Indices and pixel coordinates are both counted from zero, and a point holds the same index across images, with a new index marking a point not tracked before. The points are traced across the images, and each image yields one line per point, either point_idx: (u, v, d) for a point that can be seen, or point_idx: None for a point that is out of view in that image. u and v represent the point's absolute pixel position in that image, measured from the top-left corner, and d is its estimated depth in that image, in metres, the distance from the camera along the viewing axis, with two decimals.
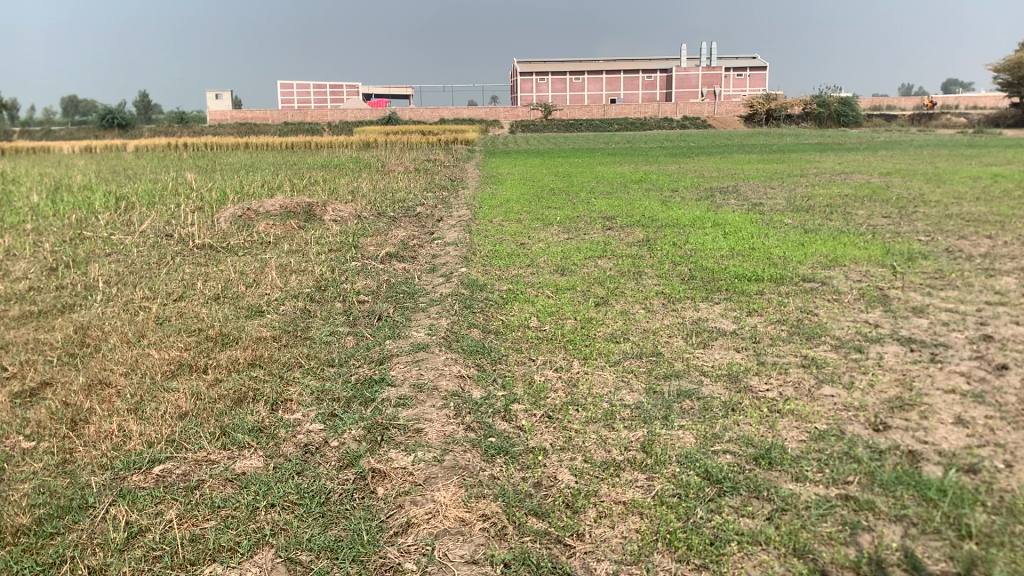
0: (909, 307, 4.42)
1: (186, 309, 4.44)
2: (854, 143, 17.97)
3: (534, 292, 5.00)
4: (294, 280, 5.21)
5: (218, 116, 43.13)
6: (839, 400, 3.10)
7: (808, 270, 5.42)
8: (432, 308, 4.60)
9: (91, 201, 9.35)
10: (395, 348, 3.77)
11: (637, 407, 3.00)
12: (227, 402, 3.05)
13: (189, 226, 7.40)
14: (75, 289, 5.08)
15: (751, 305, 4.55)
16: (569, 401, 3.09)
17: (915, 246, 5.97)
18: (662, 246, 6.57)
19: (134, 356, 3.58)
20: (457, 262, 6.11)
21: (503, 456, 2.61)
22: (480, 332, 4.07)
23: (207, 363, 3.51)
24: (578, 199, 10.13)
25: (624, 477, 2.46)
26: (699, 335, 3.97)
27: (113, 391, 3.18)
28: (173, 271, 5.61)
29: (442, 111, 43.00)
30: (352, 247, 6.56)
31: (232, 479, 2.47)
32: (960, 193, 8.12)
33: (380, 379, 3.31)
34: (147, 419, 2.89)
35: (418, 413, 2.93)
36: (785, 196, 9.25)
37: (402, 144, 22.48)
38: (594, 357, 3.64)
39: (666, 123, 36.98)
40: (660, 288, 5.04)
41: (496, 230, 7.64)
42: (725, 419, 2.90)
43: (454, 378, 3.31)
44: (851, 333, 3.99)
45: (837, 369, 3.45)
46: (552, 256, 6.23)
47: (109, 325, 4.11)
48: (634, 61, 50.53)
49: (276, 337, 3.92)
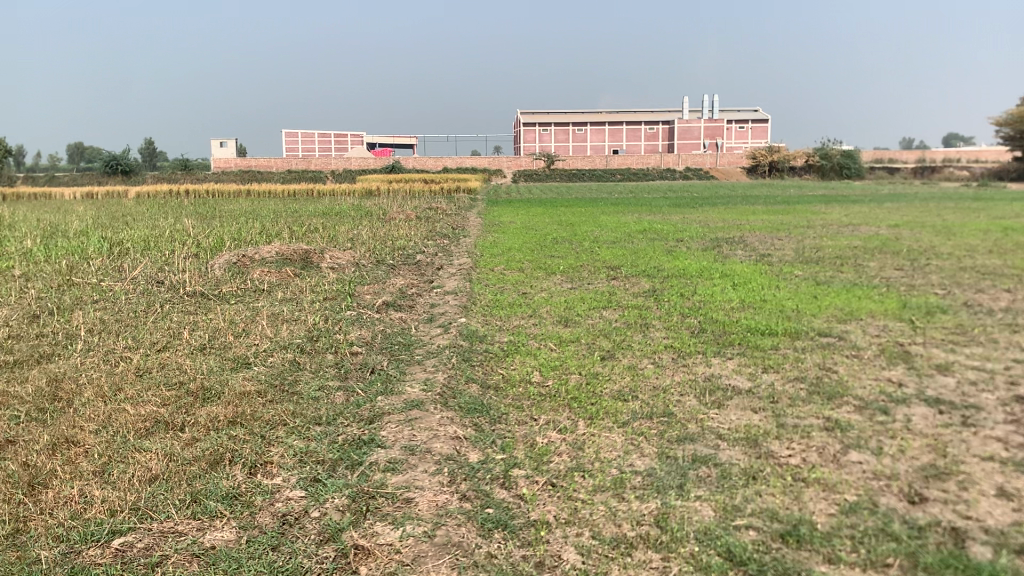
0: (932, 365, 4.17)
1: (168, 361, 4.21)
2: (861, 194, 17.82)
3: (537, 345, 4.77)
4: (285, 330, 4.98)
5: (223, 162, 43.29)
6: (868, 467, 2.84)
7: (822, 324, 5.20)
8: (430, 361, 4.37)
9: (85, 247, 9.20)
10: (387, 405, 3.52)
11: (649, 474, 2.76)
12: (201, 465, 2.80)
13: (181, 273, 7.20)
14: (56, 337, 4.87)
15: (765, 361, 4.31)
16: (574, 466, 2.84)
17: (933, 300, 5.75)
18: (669, 297, 6.37)
19: (107, 412, 3.34)
20: (456, 311, 5.90)
21: (502, 531, 2.35)
22: (479, 388, 3.83)
23: (185, 421, 3.27)
24: (581, 248, 9.95)
25: (636, 557, 2.21)
26: (713, 394, 3.72)
27: (79, 451, 2.93)
28: (160, 319, 5.39)
29: (445, 160, 43.27)
30: (348, 296, 6.36)
31: (198, 554, 2.21)
32: (972, 245, 7.94)
33: (369, 441, 3.05)
34: (112, 483, 2.64)
35: (408, 480, 2.67)
36: (792, 247, 9.07)
37: (405, 193, 22.48)
38: (601, 417, 3.39)
39: (668, 175, 37.09)
40: (669, 341, 4.81)
41: (498, 279, 7.42)
42: (746, 488, 2.65)
43: (449, 440, 3.05)
44: (874, 393, 3.74)
45: (862, 433, 3.19)
46: (556, 306, 6.02)
47: (85, 377, 3.87)
48: (637, 116, 51.00)
49: (262, 392, 3.68)
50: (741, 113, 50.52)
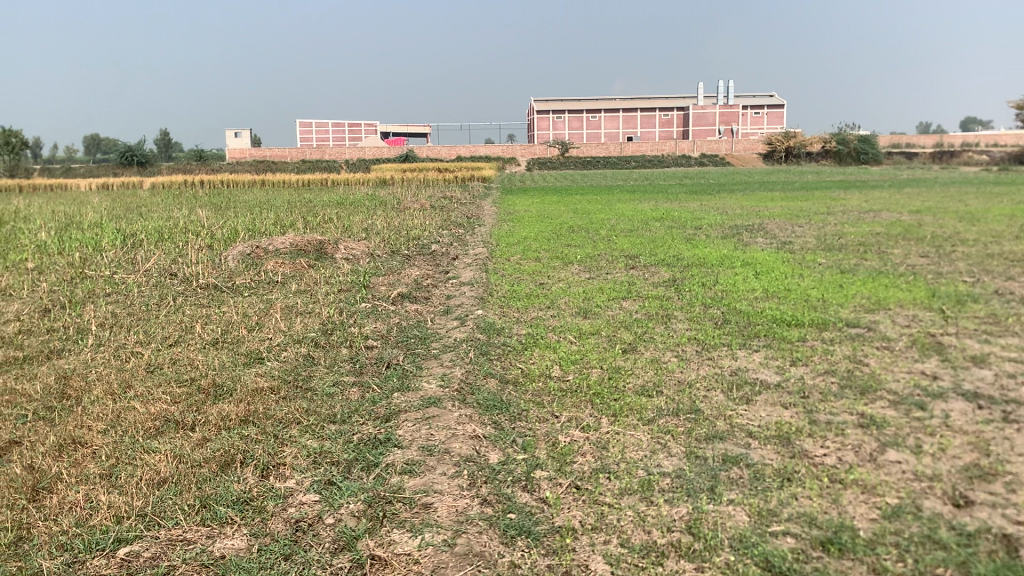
0: (968, 356, 4.01)
1: (179, 356, 4.11)
2: (880, 180, 17.52)
3: (556, 338, 4.64)
4: (298, 324, 4.87)
5: (237, 153, 43.32)
6: (908, 468, 2.70)
7: (850, 314, 5.04)
8: (446, 355, 4.25)
9: (99, 238, 9.15)
10: (404, 402, 3.40)
11: (678, 476, 2.63)
12: (211, 467, 2.70)
13: (194, 265, 7.12)
14: (67, 332, 4.78)
15: (793, 354, 4.16)
16: (599, 467, 2.72)
17: (962, 289, 5.57)
18: (690, 286, 6.23)
19: (116, 411, 3.25)
20: (473, 302, 5.79)
21: (525, 539, 2.24)
22: (498, 383, 3.72)
23: (195, 419, 3.17)
24: (598, 236, 9.80)
25: (669, 568, 2.08)
26: (740, 389, 3.58)
27: (86, 452, 2.84)
28: (172, 313, 5.30)
29: (459, 149, 43.12)
30: (363, 287, 6.25)
31: (208, 565, 2.11)
32: (999, 232, 7.74)
33: (385, 440, 2.94)
34: (119, 487, 2.55)
35: (426, 483, 2.56)
36: (813, 234, 8.89)
37: (418, 182, 22.37)
38: (625, 414, 3.26)
39: (684, 162, 36.76)
40: (692, 333, 4.67)
41: (514, 270, 7.30)
42: (781, 491, 2.52)
43: (468, 439, 2.93)
44: (909, 386, 3.59)
45: (899, 430, 3.05)
46: (574, 297, 5.89)
47: (94, 373, 3.79)
48: (652, 103, 50.62)
49: (275, 389, 3.57)
50: (757, 99, 50.04)
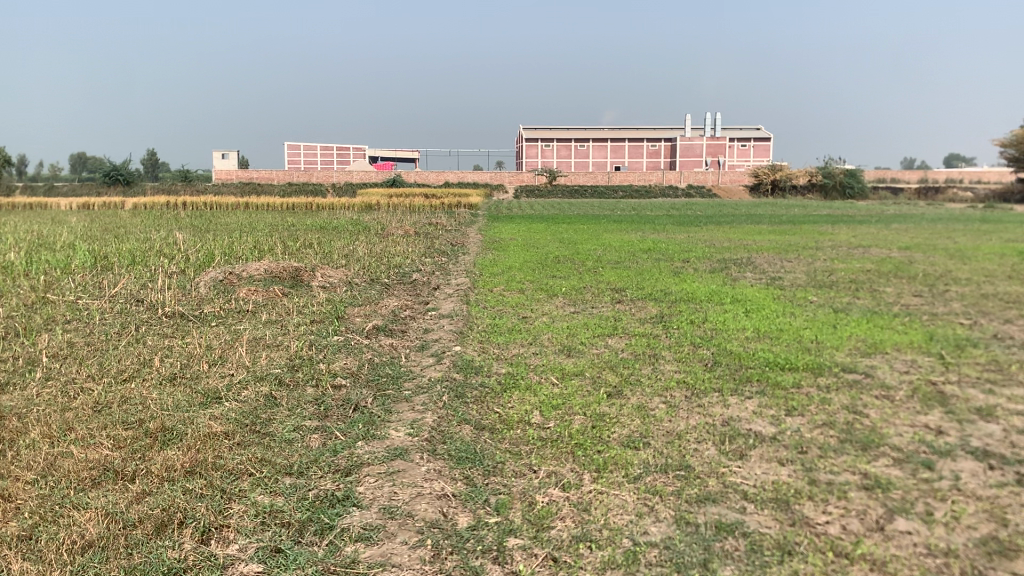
0: (973, 408, 3.76)
1: (131, 394, 3.81)
2: (869, 214, 17.42)
3: (537, 378, 4.37)
4: (263, 358, 4.58)
5: (223, 175, 43.04)
6: (919, 540, 2.44)
7: (845, 358, 4.81)
8: (419, 397, 3.96)
9: (68, 260, 8.83)
10: (367, 453, 3.11)
11: (667, 547, 2.36)
12: (145, 528, 2.42)
13: (163, 291, 6.82)
14: (16, 363, 4.48)
15: (788, 402, 3.90)
16: (580, 535, 2.45)
17: (960, 331, 5.36)
18: (678, 323, 6.00)
19: (50, 458, 2.96)
20: (451, 337, 5.52)
21: None
22: (471, 431, 3.45)
23: (137, 469, 2.88)
24: (584, 267, 9.59)
25: None
26: (733, 442, 3.32)
27: (9, 508, 2.55)
28: (132, 344, 5.00)
29: (446, 174, 42.96)
30: (336, 319, 5.97)
31: None
32: (991, 270, 7.57)
33: (343, 498, 2.66)
34: (36, 554, 2.26)
35: (384, 555, 2.28)
36: (803, 270, 8.70)
37: (404, 208, 22.12)
38: (609, 470, 2.99)
39: (670, 193, 36.76)
40: (681, 376, 4.43)
41: (496, 302, 7.04)
42: (781, 568, 2.26)
43: (435, 500, 2.66)
44: (913, 442, 3.34)
45: (907, 494, 2.79)
46: (557, 333, 5.62)
47: (35, 413, 3.48)
48: (641, 133, 50.81)
49: (229, 434, 3.28)
50: (744, 131, 50.32)
